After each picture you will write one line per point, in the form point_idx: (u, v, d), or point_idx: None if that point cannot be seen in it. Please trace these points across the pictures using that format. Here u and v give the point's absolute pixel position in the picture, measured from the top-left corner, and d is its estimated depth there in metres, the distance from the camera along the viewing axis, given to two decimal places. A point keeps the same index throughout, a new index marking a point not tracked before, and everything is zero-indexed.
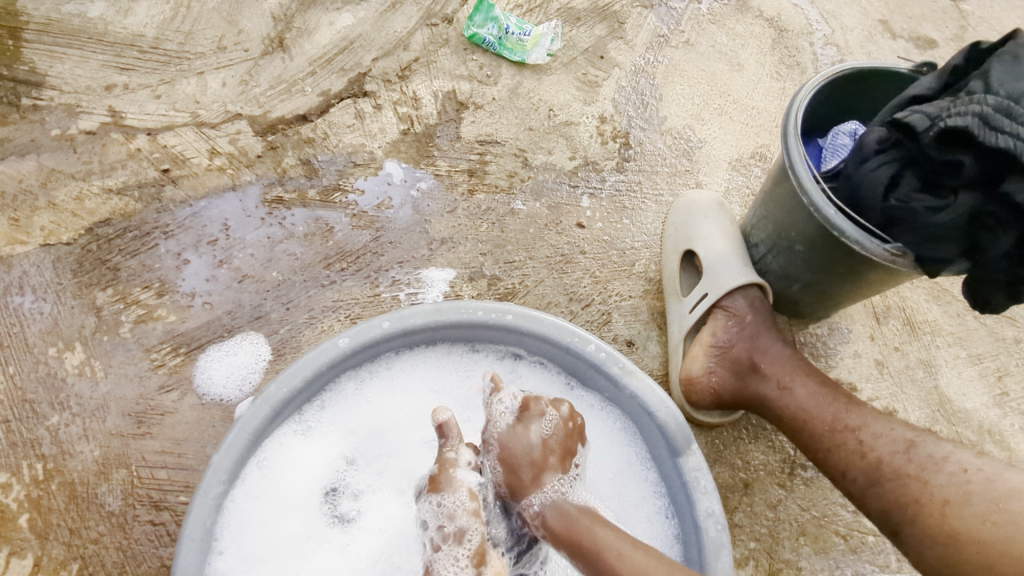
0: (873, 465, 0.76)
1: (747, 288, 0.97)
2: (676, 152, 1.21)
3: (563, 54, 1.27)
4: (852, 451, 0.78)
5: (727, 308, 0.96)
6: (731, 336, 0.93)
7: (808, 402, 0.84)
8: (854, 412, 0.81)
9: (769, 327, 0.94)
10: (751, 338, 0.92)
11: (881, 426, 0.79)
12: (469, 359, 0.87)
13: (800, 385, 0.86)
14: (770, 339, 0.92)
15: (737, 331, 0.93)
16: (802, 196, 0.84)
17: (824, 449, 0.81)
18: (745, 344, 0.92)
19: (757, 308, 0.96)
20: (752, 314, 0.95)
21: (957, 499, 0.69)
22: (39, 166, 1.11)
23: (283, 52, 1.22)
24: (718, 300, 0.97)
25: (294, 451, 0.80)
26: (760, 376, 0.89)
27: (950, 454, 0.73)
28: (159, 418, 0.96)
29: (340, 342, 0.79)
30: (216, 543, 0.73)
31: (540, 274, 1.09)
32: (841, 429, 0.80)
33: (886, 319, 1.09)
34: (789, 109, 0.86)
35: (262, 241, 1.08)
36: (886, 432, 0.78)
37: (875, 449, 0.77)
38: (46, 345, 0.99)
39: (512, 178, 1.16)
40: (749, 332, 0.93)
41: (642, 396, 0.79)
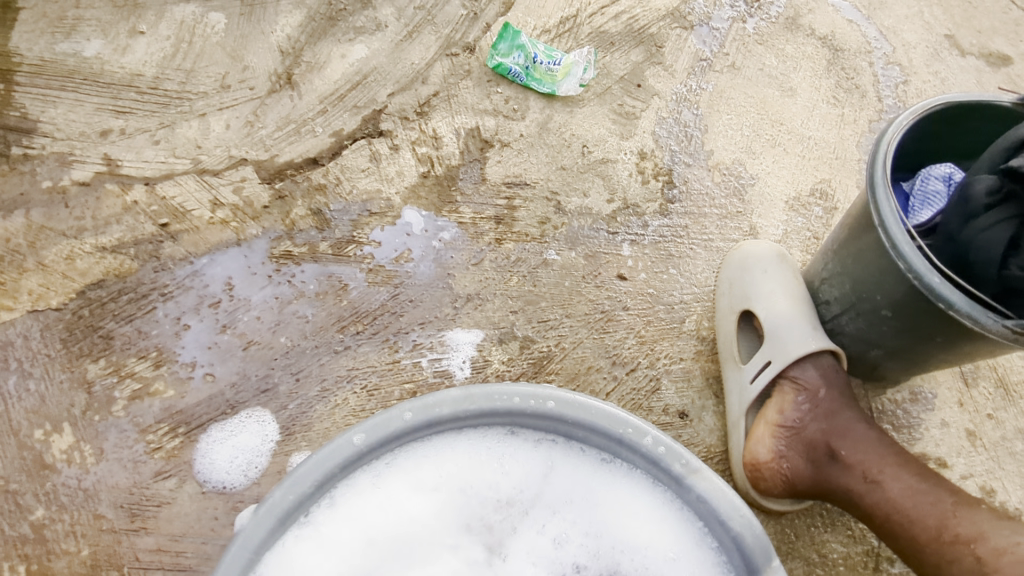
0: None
1: (817, 356, 0.84)
2: (726, 190, 1.09)
3: (597, 83, 1.16)
4: (969, 570, 0.66)
5: (795, 380, 0.84)
6: (802, 414, 0.81)
7: (904, 500, 0.72)
8: (965, 517, 0.68)
9: (847, 403, 0.81)
10: (827, 417, 0.80)
11: (1004, 539, 0.65)
12: (506, 451, 0.75)
13: (892, 478, 0.74)
14: (849, 417, 0.80)
15: (809, 408, 0.81)
16: (895, 258, 0.71)
17: (929, 562, 0.69)
18: (819, 424, 0.80)
19: (831, 380, 0.83)
20: (825, 387, 0.82)
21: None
22: (28, 223, 1.01)
23: (292, 89, 1.12)
24: (783, 369, 0.84)
25: (298, 566, 0.66)
26: (841, 465, 0.77)
27: None
28: (155, 510, 0.86)
29: (354, 438, 0.67)
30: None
31: (578, 335, 0.97)
32: (950, 539, 0.68)
33: (976, 382, 0.96)
34: (875, 154, 0.73)
35: (268, 303, 0.98)
36: (1011, 547, 0.65)
37: (999, 571, 0.64)
38: (31, 427, 0.89)
39: (544, 224, 1.05)
40: (823, 410, 0.81)
41: (712, 500, 0.67)
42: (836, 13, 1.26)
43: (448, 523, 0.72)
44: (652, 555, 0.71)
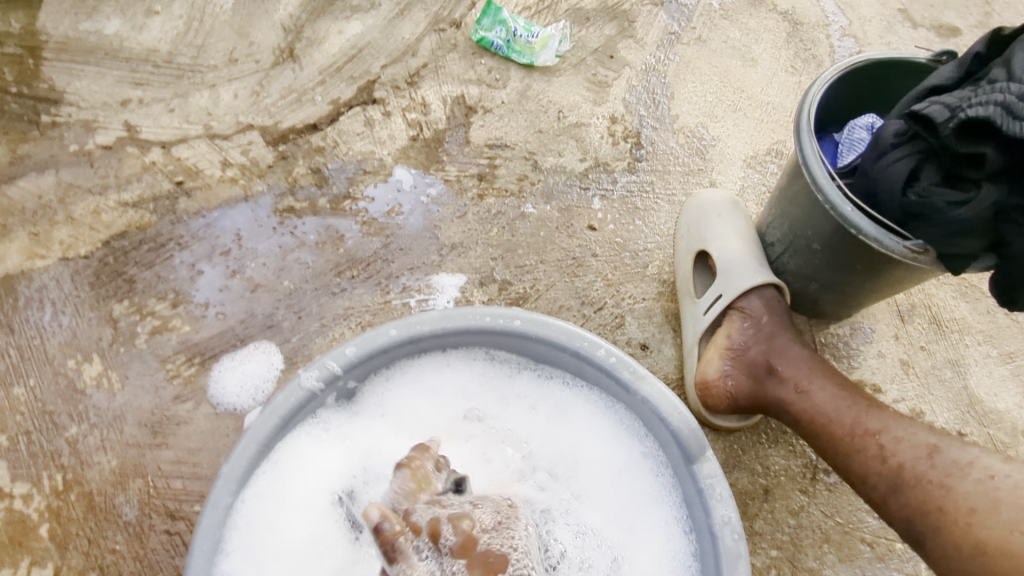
0: (895, 470, 0.73)
1: (762, 289, 0.94)
2: (689, 151, 1.19)
3: (572, 55, 1.26)
4: (873, 456, 0.75)
5: (742, 309, 0.93)
6: (746, 338, 0.91)
7: (827, 405, 0.82)
8: (875, 416, 0.78)
9: (787, 329, 0.91)
10: (767, 339, 0.90)
11: (903, 430, 0.75)
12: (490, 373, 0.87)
13: (818, 388, 0.83)
14: (786, 340, 0.89)
15: (753, 332, 0.91)
16: (817, 194, 0.81)
17: (844, 456, 0.78)
18: (760, 345, 0.89)
19: (774, 309, 0.93)
20: (768, 315, 0.92)
21: (985, 508, 0.65)
22: (58, 182, 1.13)
23: (294, 62, 1.23)
24: (732, 301, 0.94)
25: (304, 456, 0.79)
26: (777, 380, 0.87)
27: (976, 460, 0.69)
28: (175, 428, 0.97)
29: (346, 351, 0.79)
30: (223, 543, 0.72)
31: (552, 278, 1.08)
32: (860, 434, 0.77)
33: (911, 318, 1.06)
34: (802, 105, 0.83)
35: (273, 251, 1.09)
36: (908, 436, 0.74)
37: (896, 455, 0.73)
38: (65, 358, 1.01)
39: (522, 181, 1.15)
40: (765, 334, 0.90)
41: (654, 402, 0.78)
42: None
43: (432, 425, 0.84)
44: (608, 467, 0.82)
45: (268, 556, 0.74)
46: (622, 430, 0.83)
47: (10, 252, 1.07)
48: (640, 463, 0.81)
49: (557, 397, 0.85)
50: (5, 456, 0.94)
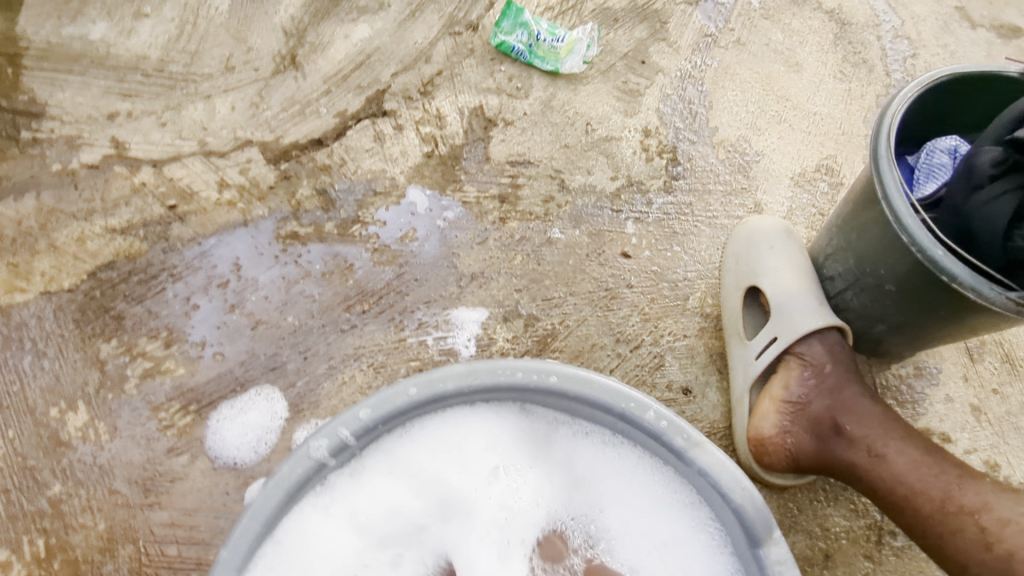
0: (1004, 560, 0.63)
1: (824, 332, 0.84)
2: (731, 167, 1.08)
3: (600, 61, 1.15)
4: (974, 539, 0.65)
5: (800, 355, 0.83)
6: (808, 389, 0.81)
7: (909, 473, 0.71)
8: (970, 489, 0.68)
9: (853, 379, 0.81)
10: (832, 391, 0.79)
11: (1008, 509, 0.66)
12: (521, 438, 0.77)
13: (897, 452, 0.73)
14: (854, 392, 0.79)
15: (815, 383, 0.81)
16: (899, 232, 0.71)
17: (934, 533, 0.68)
18: (824, 398, 0.79)
19: (838, 356, 0.83)
20: (831, 363, 0.81)
21: None
22: (39, 206, 1.03)
23: (296, 70, 1.13)
24: (790, 346, 0.84)
25: (314, 530, 0.70)
26: (845, 439, 0.76)
27: None
28: (169, 485, 0.88)
29: (360, 414, 0.69)
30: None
31: (582, 313, 0.98)
32: (954, 510, 0.67)
33: (981, 357, 0.96)
34: (880, 126, 0.73)
35: (276, 283, 0.99)
36: (1016, 517, 0.65)
37: (1004, 541, 0.64)
38: (47, 405, 0.91)
39: (548, 202, 1.05)
40: (829, 385, 0.80)
41: (712, 473, 0.68)
42: None
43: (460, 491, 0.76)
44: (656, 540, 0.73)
45: None
46: (672, 505, 0.73)
47: None
48: (692, 543, 0.72)
49: (595, 463, 0.76)
50: None
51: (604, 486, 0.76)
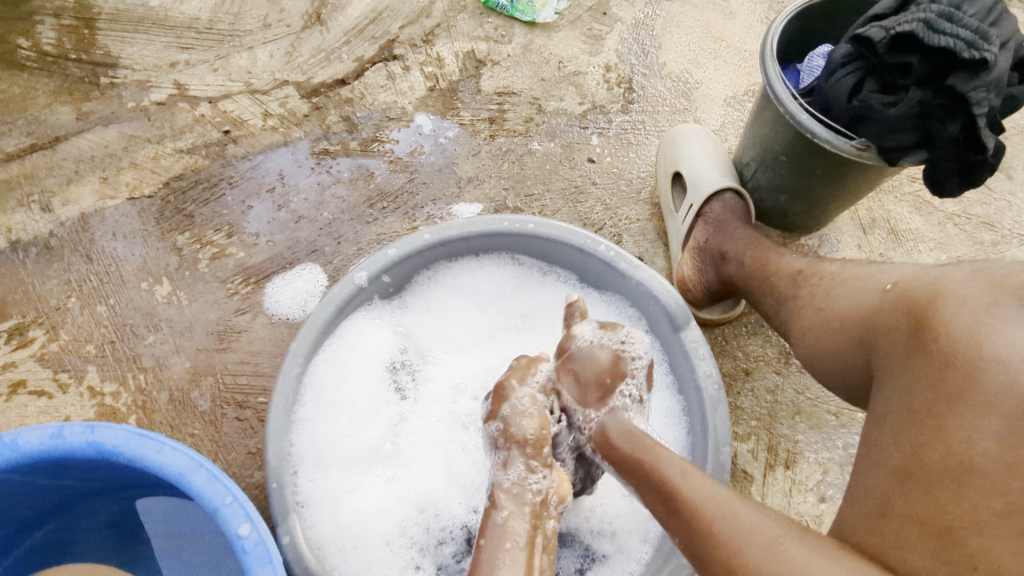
0: (777, 299, 0.90)
1: (721, 194, 1.09)
2: (675, 93, 1.34)
3: (569, 12, 1.41)
4: (768, 294, 0.92)
5: (704, 215, 1.09)
6: (707, 236, 1.07)
7: (750, 267, 0.98)
8: (773, 262, 0.95)
9: (738, 221, 1.07)
10: (721, 232, 1.06)
11: (786, 265, 0.92)
12: (510, 278, 1.03)
13: (748, 255, 0.99)
14: (735, 227, 1.05)
15: (713, 230, 1.07)
16: (779, 108, 0.96)
17: (760, 297, 0.94)
18: (717, 237, 1.06)
19: (732, 210, 1.08)
20: (724, 215, 1.08)
21: (814, 302, 0.81)
22: (120, 134, 1.28)
23: (321, 25, 1.38)
24: (700, 208, 1.09)
25: (360, 337, 0.96)
26: (726, 260, 1.03)
27: (820, 269, 0.85)
28: (237, 334, 1.13)
29: (389, 252, 0.93)
30: (300, 398, 0.88)
31: (557, 204, 1.24)
32: (766, 278, 0.94)
33: (871, 231, 1.22)
34: (764, 45, 0.97)
35: (313, 188, 1.24)
36: (785, 269, 0.91)
37: (776, 288, 0.91)
38: (138, 280, 1.17)
39: (529, 123, 1.30)
40: (721, 229, 1.06)
41: (647, 284, 0.94)
42: None
43: (468, 323, 1.04)
44: None
45: (335, 411, 0.92)
46: (621, 321, 1.00)
47: (83, 194, 1.23)
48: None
49: (562, 300, 1.03)
50: (94, 361, 1.11)
51: None
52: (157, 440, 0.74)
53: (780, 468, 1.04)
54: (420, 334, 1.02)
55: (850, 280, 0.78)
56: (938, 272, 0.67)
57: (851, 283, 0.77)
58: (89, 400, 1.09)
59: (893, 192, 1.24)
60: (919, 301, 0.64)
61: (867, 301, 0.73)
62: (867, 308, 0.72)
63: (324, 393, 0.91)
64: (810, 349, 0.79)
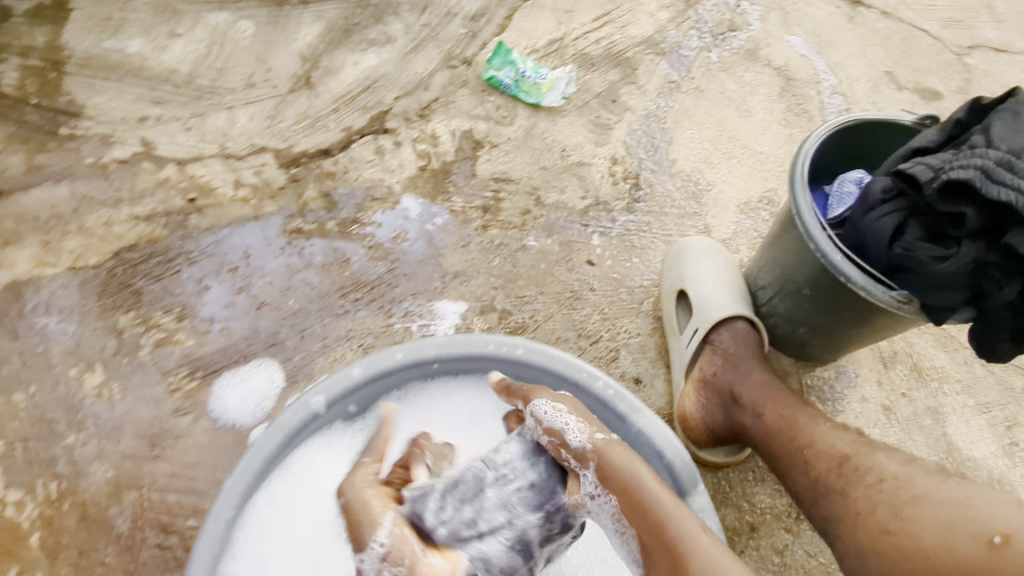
0: (814, 483, 0.76)
1: (733, 321, 0.98)
2: (685, 194, 1.24)
3: (577, 98, 1.32)
4: (800, 471, 0.78)
5: (714, 343, 0.98)
6: (717, 368, 0.95)
7: (776, 426, 0.84)
8: (809, 431, 0.80)
9: (754, 358, 0.95)
10: (734, 367, 0.94)
11: (827, 441, 0.78)
12: (493, 407, 0.90)
13: (771, 409, 0.86)
14: (750, 365, 0.93)
15: (723, 364, 0.95)
16: (809, 243, 0.85)
17: (789, 470, 0.80)
18: (728, 373, 0.93)
19: (743, 341, 0.97)
20: (737, 347, 0.96)
21: (870, 512, 0.68)
22: (72, 193, 1.16)
23: (309, 89, 1.28)
24: (707, 334, 0.98)
25: (313, 469, 0.83)
26: (739, 405, 0.90)
27: (876, 464, 0.71)
28: (173, 441, 0.99)
29: (353, 371, 0.81)
30: (231, 544, 0.75)
31: (550, 310, 1.11)
32: (797, 447, 0.80)
33: (893, 365, 1.09)
34: (795, 161, 0.88)
35: (280, 270, 1.12)
36: (828, 448, 0.77)
37: (816, 469, 0.76)
38: (67, 366, 1.03)
39: (525, 215, 1.19)
40: (733, 364, 0.94)
41: (649, 434, 0.80)
42: (790, 48, 1.44)
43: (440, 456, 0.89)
44: None
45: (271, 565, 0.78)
46: None
47: (19, 259, 1.09)
48: None
49: None
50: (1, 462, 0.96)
51: None
52: None
53: None
54: None
55: (929, 499, 0.65)
56: None
57: (930, 504, 0.64)
58: None
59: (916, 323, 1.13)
60: None
61: (964, 549, 0.59)
62: (966, 562, 0.58)
63: (262, 536, 0.78)
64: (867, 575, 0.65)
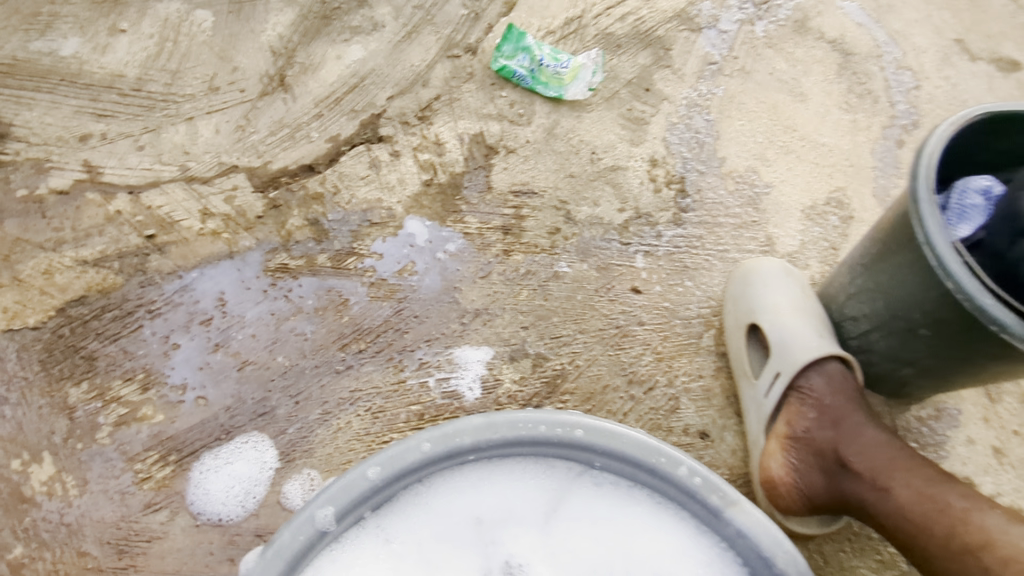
0: None
1: (825, 362, 0.81)
2: (740, 200, 1.05)
3: (605, 88, 1.11)
4: None
5: (802, 390, 0.81)
6: (810, 424, 0.79)
7: (918, 511, 0.67)
8: (975, 523, 0.63)
9: (860, 409, 0.78)
10: (834, 423, 0.77)
11: (1014, 544, 0.60)
12: (554, 506, 0.70)
13: (903, 485, 0.69)
14: (856, 421, 0.76)
15: (819, 419, 0.78)
16: (942, 279, 0.66)
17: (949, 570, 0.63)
18: (827, 432, 0.77)
19: (840, 386, 0.79)
20: (833, 395, 0.79)
21: None
22: (3, 235, 0.95)
23: (285, 92, 1.06)
24: (793, 381, 0.82)
25: None
26: (850, 475, 0.73)
27: None
28: (146, 545, 0.80)
29: (368, 472, 0.63)
30: None
31: (593, 352, 0.93)
32: (957, 546, 0.63)
33: (1000, 399, 0.92)
34: (917, 166, 0.69)
35: (264, 320, 0.92)
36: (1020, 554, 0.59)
37: None
38: (8, 456, 0.83)
39: (554, 235, 1.00)
40: (833, 419, 0.77)
41: (752, 536, 0.63)
42: (845, 16, 1.24)
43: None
44: None
45: None
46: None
47: None
48: None
49: (627, 550, 0.68)
50: None
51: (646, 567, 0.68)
52: None
53: None
54: None
55: None
56: None
57: None
58: None
59: None
60: None
61: None
62: None
63: None
64: None
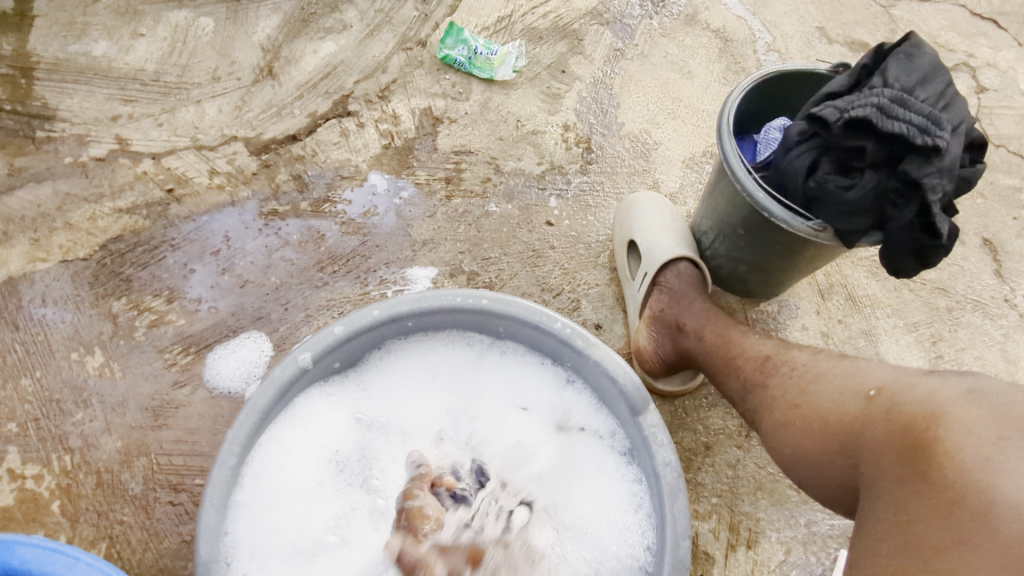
0: (742, 385, 0.89)
1: (676, 262, 1.08)
2: (634, 154, 1.33)
3: (528, 70, 1.40)
4: (732, 377, 0.91)
5: (661, 284, 1.08)
6: (664, 305, 1.06)
7: (714, 345, 0.96)
8: (738, 343, 0.94)
9: (698, 292, 1.06)
10: (679, 301, 1.04)
11: (753, 349, 0.91)
12: (472, 352, 0.98)
13: (710, 332, 0.98)
14: (692, 298, 1.04)
15: (670, 300, 1.06)
16: (736, 183, 0.95)
17: (725, 379, 0.93)
18: (674, 308, 1.04)
19: (687, 279, 1.07)
20: (681, 284, 1.07)
21: (784, 396, 0.81)
22: (55, 191, 1.22)
23: (273, 79, 1.34)
24: (655, 277, 1.08)
25: (314, 415, 0.92)
26: (684, 333, 1.01)
27: (791, 360, 0.85)
28: (174, 410, 1.07)
29: (334, 329, 0.88)
30: (239, 480, 0.84)
31: (514, 268, 1.21)
32: (730, 360, 0.93)
33: (830, 295, 1.22)
34: (723, 108, 0.96)
35: (260, 250, 1.20)
36: (755, 354, 0.90)
37: (744, 372, 0.89)
38: (68, 351, 1.10)
39: (486, 183, 1.28)
40: (678, 299, 1.05)
41: (605, 365, 0.89)
42: (727, 10, 1.52)
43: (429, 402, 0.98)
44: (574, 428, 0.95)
45: (277, 496, 0.87)
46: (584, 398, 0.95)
47: (11, 257, 1.16)
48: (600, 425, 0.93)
49: (523, 379, 0.98)
50: (16, 441, 1.04)
51: (534, 390, 0.97)
52: (70, 555, 0.73)
53: (742, 548, 1.03)
54: (379, 413, 0.96)
55: (826, 377, 0.78)
56: (925, 383, 0.67)
57: (827, 380, 0.77)
58: (8, 484, 1.01)
59: (850, 257, 1.26)
60: (920, 422, 0.63)
61: (850, 405, 0.72)
62: (850, 414, 0.71)
63: (266, 470, 0.87)
64: (783, 445, 0.78)
